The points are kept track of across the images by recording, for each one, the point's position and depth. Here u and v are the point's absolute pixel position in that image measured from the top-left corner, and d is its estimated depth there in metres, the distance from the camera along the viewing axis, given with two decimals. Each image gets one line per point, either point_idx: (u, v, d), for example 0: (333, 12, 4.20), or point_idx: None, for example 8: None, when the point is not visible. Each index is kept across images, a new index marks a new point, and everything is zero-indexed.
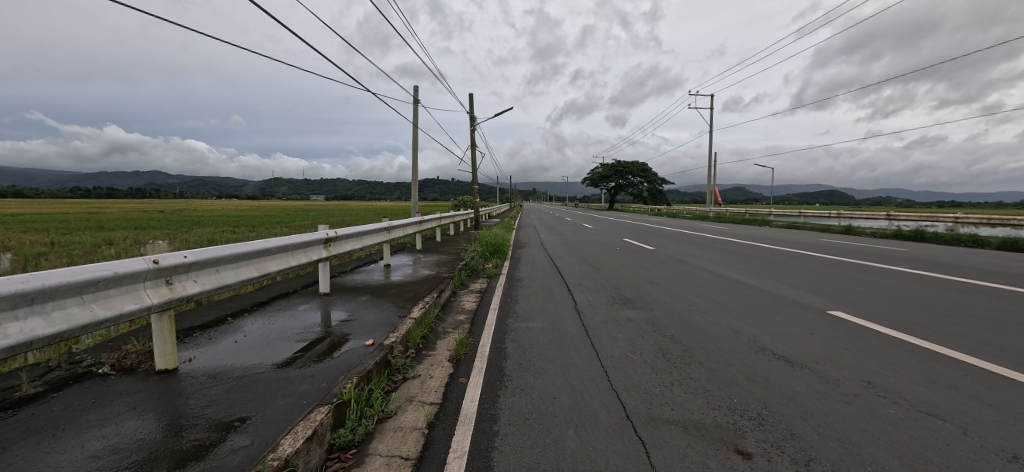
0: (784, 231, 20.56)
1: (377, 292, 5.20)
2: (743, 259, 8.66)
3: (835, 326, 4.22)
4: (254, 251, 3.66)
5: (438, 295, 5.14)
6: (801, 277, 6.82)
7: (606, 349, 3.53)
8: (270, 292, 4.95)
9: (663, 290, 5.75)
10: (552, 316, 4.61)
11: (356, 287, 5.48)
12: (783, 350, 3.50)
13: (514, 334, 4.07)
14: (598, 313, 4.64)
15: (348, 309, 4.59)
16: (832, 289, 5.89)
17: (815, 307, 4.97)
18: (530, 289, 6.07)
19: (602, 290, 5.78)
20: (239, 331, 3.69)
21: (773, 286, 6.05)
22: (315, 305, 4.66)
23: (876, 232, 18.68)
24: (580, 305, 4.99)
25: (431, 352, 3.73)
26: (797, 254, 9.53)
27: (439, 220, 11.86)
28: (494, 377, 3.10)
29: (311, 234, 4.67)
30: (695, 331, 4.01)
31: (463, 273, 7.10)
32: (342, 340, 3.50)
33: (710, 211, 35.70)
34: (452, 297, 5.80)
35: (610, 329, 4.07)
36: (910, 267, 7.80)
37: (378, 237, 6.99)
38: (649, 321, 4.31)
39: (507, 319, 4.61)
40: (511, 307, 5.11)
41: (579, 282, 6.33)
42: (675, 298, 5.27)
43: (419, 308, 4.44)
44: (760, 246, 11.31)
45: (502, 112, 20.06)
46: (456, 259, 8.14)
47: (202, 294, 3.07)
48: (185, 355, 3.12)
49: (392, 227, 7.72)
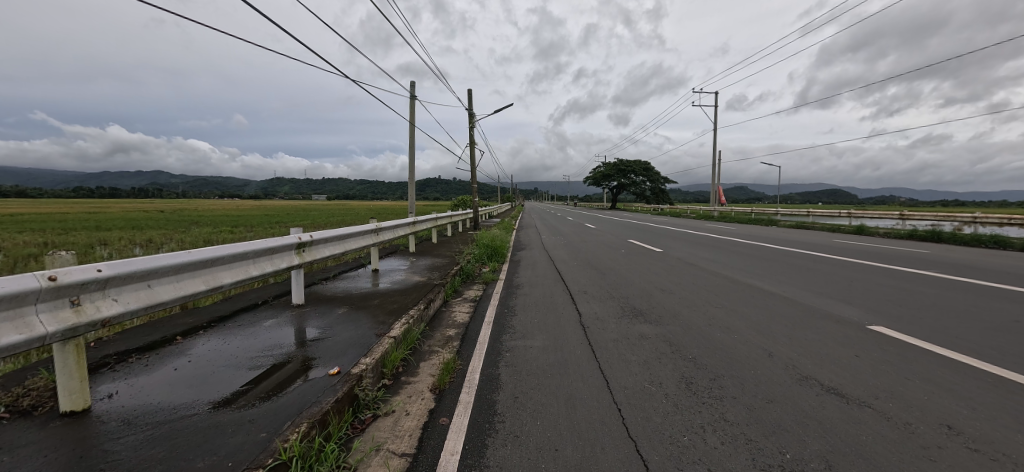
0: (793, 231, 19.88)
1: (357, 304, 4.62)
2: (760, 263, 8.04)
3: (884, 347, 3.62)
4: (202, 261, 3.10)
5: (425, 307, 4.57)
6: (827, 284, 6.21)
7: (618, 379, 2.95)
8: (236, 304, 4.39)
9: (678, 300, 5.17)
10: (554, 332, 4.03)
11: (335, 297, 4.91)
12: (833, 381, 2.90)
13: (510, 355, 3.50)
14: (606, 328, 4.07)
15: (322, 324, 4.02)
16: (865, 300, 5.28)
17: (853, 322, 4.37)
18: (530, 297, 5.49)
19: (609, 300, 5.20)
20: (183, 356, 3.13)
21: (799, 295, 5.45)
22: (284, 320, 4.10)
23: (889, 232, 17.99)
24: (586, 318, 4.42)
25: (410, 380, 3.15)
26: (816, 257, 8.89)
27: (435, 221, 11.34)
28: (482, 419, 2.52)
29: (280, 238, 4.10)
30: (722, 353, 3.43)
31: (457, 280, 6.52)
32: (302, 368, 2.93)
33: (715, 211, 35.02)
34: (443, 308, 5.22)
35: (622, 350, 3.50)
36: (943, 272, 7.16)
37: (365, 239, 6.43)
38: (667, 340, 3.73)
39: (503, 336, 4.03)
40: (508, 320, 4.53)
41: (585, 290, 5.75)
42: (693, 311, 4.69)
43: (401, 324, 3.87)
44: (774, 248, 10.70)
45: (501, 109, 19.50)
46: (451, 263, 7.56)
47: (123, 316, 2.50)
48: (105, 390, 2.56)
49: (383, 228, 7.19)
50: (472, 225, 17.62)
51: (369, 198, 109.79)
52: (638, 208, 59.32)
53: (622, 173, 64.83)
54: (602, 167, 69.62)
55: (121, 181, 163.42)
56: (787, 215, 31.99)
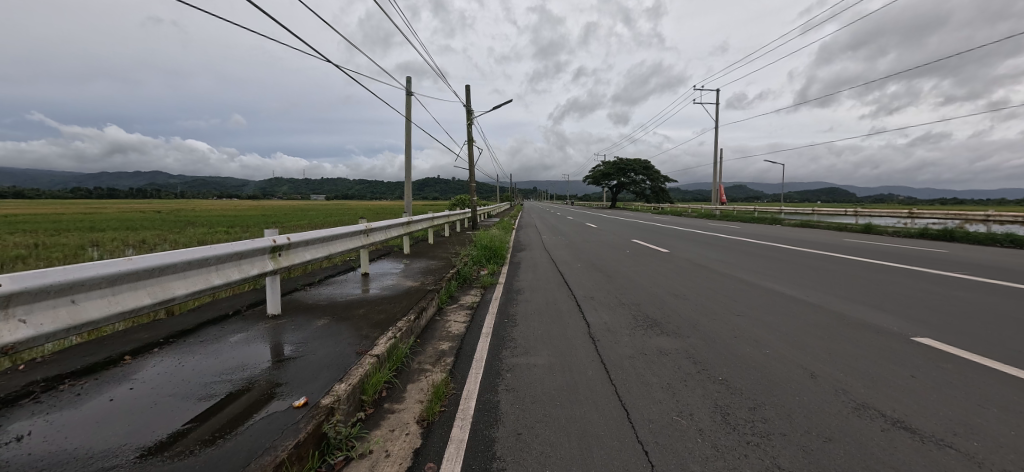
0: (799, 231, 19.41)
1: (340, 314, 4.14)
2: (775, 265, 7.56)
3: (940, 365, 3.15)
4: (146, 269, 2.61)
5: (415, 318, 4.10)
6: (854, 288, 5.74)
7: (641, 409, 2.48)
8: (202, 316, 3.91)
9: (695, 307, 4.70)
10: (560, 347, 3.56)
11: (317, 306, 4.42)
12: (895, 411, 2.44)
13: (511, 377, 3.03)
14: (618, 342, 3.61)
15: (297, 339, 3.54)
16: (901, 307, 4.80)
17: (894, 333, 3.91)
18: (533, 304, 5.03)
19: (619, 307, 4.73)
20: (126, 382, 2.65)
21: (827, 301, 4.99)
22: (254, 334, 3.62)
23: (899, 231, 17.54)
24: (594, 330, 3.96)
25: (394, 408, 2.68)
26: (833, 258, 8.42)
27: (431, 220, 10.87)
28: (477, 465, 2.05)
29: (250, 241, 3.61)
30: (756, 373, 2.96)
31: (453, 284, 6.05)
32: (263, 399, 2.43)
33: (716, 210, 34.61)
34: (437, 316, 4.76)
35: (640, 371, 3.02)
36: (973, 275, 6.70)
37: (354, 241, 5.94)
38: (690, 356, 3.27)
39: (502, 351, 3.56)
40: (509, 332, 4.06)
41: (591, 296, 5.29)
42: (712, 320, 4.24)
43: (386, 339, 3.39)
44: (786, 248, 10.21)
45: (499, 105, 18.94)
46: (446, 266, 7.08)
47: (33, 343, 2.00)
48: (15, 431, 2.08)
49: (374, 229, 6.72)
50: (470, 224, 17.18)
51: (368, 198, 109.29)
52: (639, 208, 58.87)
53: (622, 172, 64.41)
54: (601, 166, 69.14)
55: (120, 181, 163.42)
56: (790, 214, 31.50)
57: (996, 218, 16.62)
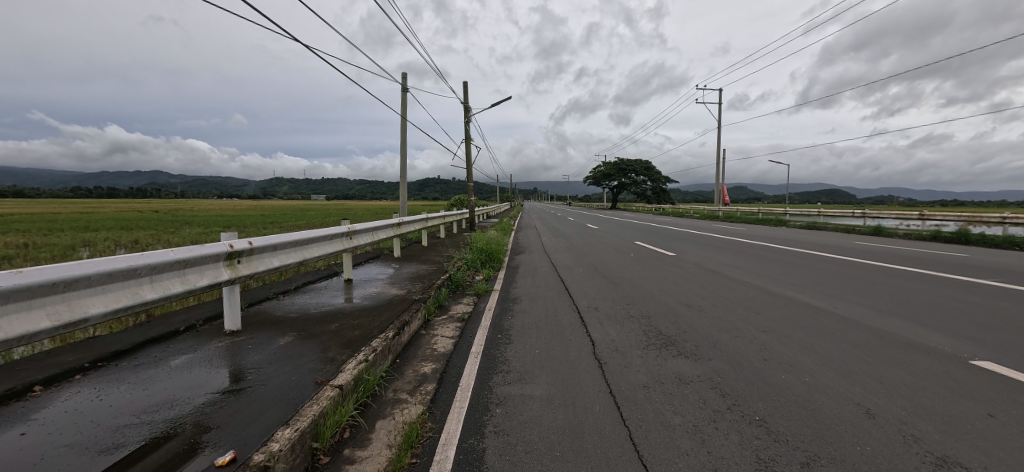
0: (807, 233, 18.84)
1: (308, 330, 3.60)
2: (793, 271, 7.00)
3: (1018, 398, 2.60)
4: (43, 284, 2.08)
5: (395, 335, 3.57)
6: (886, 298, 5.18)
7: (663, 466, 1.94)
8: (147, 333, 3.37)
9: (712, 321, 4.18)
10: (561, 372, 3.04)
11: (284, 320, 3.88)
12: (987, 467, 1.91)
13: (502, 414, 2.50)
14: (629, 367, 3.09)
15: (251, 363, 3.00)
16: (945, 321, 4.25)
17: (947, 353, 3.37)
18: (530, 316, 4.51)
19: (628, 321, 4.22)
20: (18, 425, 2.12)
21: (859, 314, 4.45)
22: (201, 356, 3.07)
23: (910, 233, 16.98)
24: (601, 351, 3.43)
25: (354, 456, 2.14)
26: (853, 262, 7.87)
27: (425, 222, 10.33)
28: None
29: (198, 248, 3.08)
30: (801, 411, 2.43)
31: (444, 292, 5.51)
32: (182, 454, 1.89)
33: (719, 211, 34.07)
34: (422, 330, 4.22)
35: (658, 407, 2.49)
36: (1009, 282, 6.15)
37: (335, 245, 5.40)
38: (717, 388, 2.73)
39: (493, 377, 3.03)
40: (501, 352, 3.52)
41: (595, 307, 4.75)
42: (736, 338, 3.71)
43: (354, 364, 2.86)
44: (799, 252, 9.67)
45: (497, 102, 18.43)
46: (438, 271, 6.54)
47: None
48: None
49: (359, 232, 6.20)
50: (468, 225, 16.66)
51: (368, 198, 108.83)
52: (640, 208, 58.33)
53: (623, 173, 63.95)
54: (602, 166, 68.57)
55: (120, 181, 163.46)
56: (794, 215, 30.91)
57: (1013, 220, 15.99)
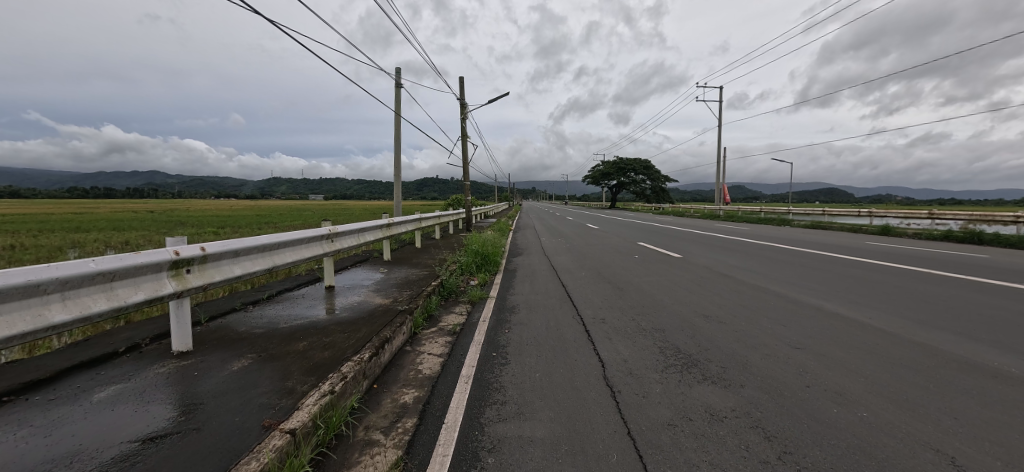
0: (814, 232, 18.32)
1: (270, 351, 3.08)
2: (811, 276, 6.51)
3: None
4: None
5: (373, 356, 3.05)
6: (924, 307, 4.67)
7: None
8: (76, 356, 2.85)
9: (736, 337, 3.68)
10: (567, 404, 2.54)
11: (246, 337, 3.36)
12: None
13: (494, 466, 1.99)
14: (648, 398, 2.58)
15: (193, 393, 2.49)
16: (996, 334, 3.77)
17: (1017, 377, 2.88)
18: (530, 329, 4.00)
19: (640, 335, 3.72)
20: None
21: (899, 327, 3.96)
22: (136, 386, 2.55)
23: (920, 232, 16.50)
24: (613, 376, 2.91)
25: None
26: (875, 266, 7.36)
27: (418, 223, 9.80)
28: None
29: (128, 256, 2.56)
30: (873, 463, 1.93)
31: (434, 300, 4.98)
32: None
33: (721, 211, 33.62)
34: (407, 347, 3.71)
35: (690, 456, 1.99)
36: None
37: (313, 249, 4.88)
38: (758, 427, 2.23)
39: (486, 411, 2.53)
40: (496, 375, 3.02)
41: (602, 319, 4.24)
42: (766, 358, 3.21)
43: (316, 397, 2.35)
44: (813, 254, 9.15)
45: (495, 99, 17.89)
46: (429, 276, 6.00)
47: None
48: None
49: (342, 234, 5.68)
50: (465, 226, 16.13)
51: (366, 198, 108.21)
52: (639, 208, 57.82)
53: (623, 172, 63.46)
54: (601, 165, 68.08)
55: (116, 181, 162.65)
56: (797, 215, 30.37)
57: None
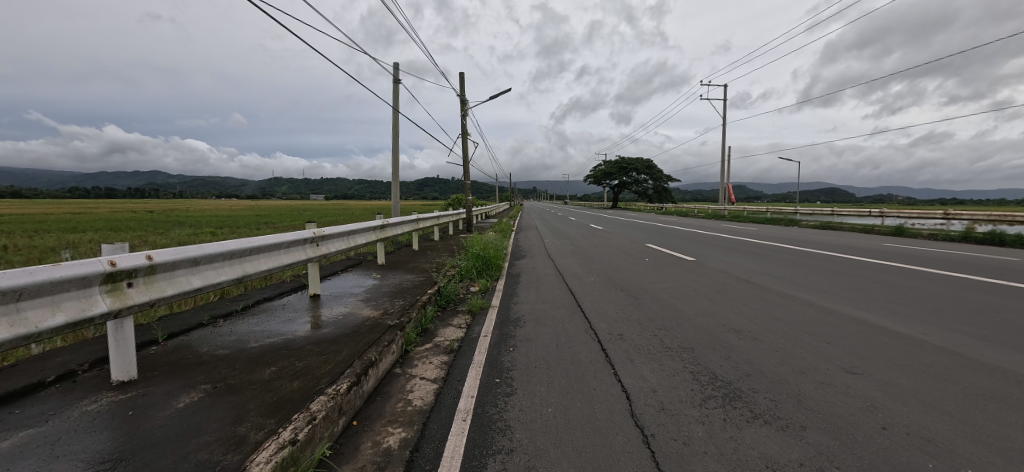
0: (825, 233, 17.72)
1: (229, 380, 2.56)
2: (839, 281, 6.00)
3: None
4: None
5: (352, 386, 2.53)
6: (982, 319, 4.14)
7: None
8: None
9: (778, 357, 3.15)
10: (590, 454, 2.01)
11: (205, 361, 2.85)
12: None
13: None
14: (691, 447, 2.05)
15: (119, 442, 1.97)
16: None
17: None
18: (538, 348, 3.49)
19: (667, 357, 3.19)
20: None
21: (962, 346, 3.44)
22: (52, 431, 2.04)
23: (936, 233, 15.97)
24: (642, 413, 2.39)
25: None
26: (906, 270, 6.83)
27: (416, 223, 9.28)
28: None
29: (41, 269, 2.05)
30: None
31: (430, 312, 4.45)
32: None
33: (725, 211, 33.03)
34: (396, 370, 3.19)
35: None
36: None
37: (295, 254, 4.36)
38: None
39: (488, 464, 2.00)
40: (500, 410, 2.51)
41: (619, 335, 3.73)
42: (823, 387, 2.67)
43: (270, 451, 1.83)
44: (834, 256, 8.61)
45: (496, 95, 17.40)
46: (425, 282, 5.47)
47: None
48: None
49: (329, 237, 5.18)
50: (465, 227, 15.66)
51: (366, 198, 107.79)
52: (641, 208, 57.21)
53: (625, 172, 62.89)
54: (603, 164, 67.48)
55: (116, 181, 162.58)
56: (804, 215, 29.81)
57: None
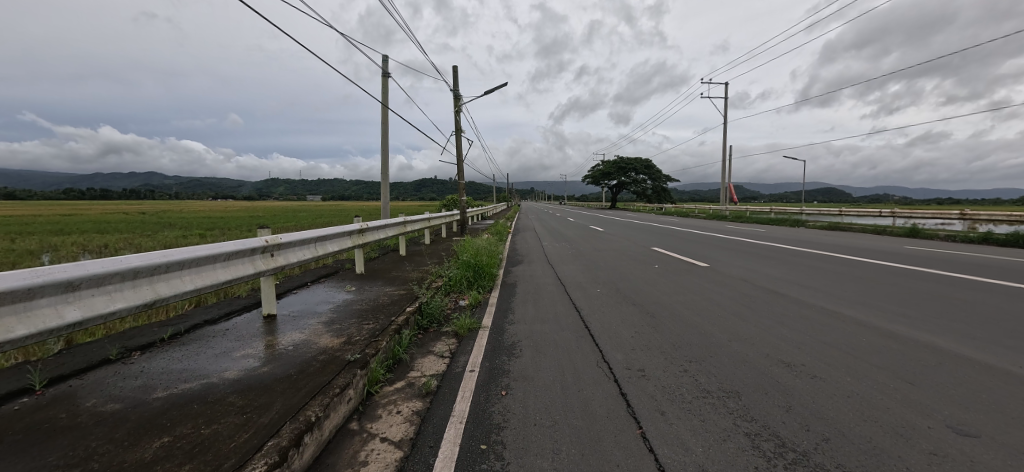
0: (838, 235, 16.88)
1: (92, 463, 1.75)
2: (884, 294, 5.21)
3: None
4: None
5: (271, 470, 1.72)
6: None
7: None
8: None
9: (856, 410, 2.37)
10: None
11: (81, 426, 2.05)
12: None
13: None
14: None
15: None
16: None
17: None
18: (536, 392, 2.70)
19: (709, 408, 2.40)
20: None
21: None
22: None
23: (955, 234, 15.15)
24: None
25: None
26: (953, 279, 6.04)
27: (403, 227, 8.47)
28: None
29: None
30: None
31: (406, 337, 3.65)
32: None
33: (727, 211, 32.34)
34: (348, 428, 2.39)
35: None
36: None
37: (238, 269, 3.55)
38: None
39: None
40: None
41: (641, 372, 2.95)
42: (939, 462, 1.89)
43: None
44: (862, 262, 7.83)
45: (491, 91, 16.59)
46: (405, 297, 4.68)
47: None
48: None
49: (289, 246, 4.36)
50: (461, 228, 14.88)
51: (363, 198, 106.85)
52: (641, 209, 56.44)
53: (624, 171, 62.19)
54: (602, 164, 66.72)
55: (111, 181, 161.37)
56: (809, 215, 29.05)
57: None
